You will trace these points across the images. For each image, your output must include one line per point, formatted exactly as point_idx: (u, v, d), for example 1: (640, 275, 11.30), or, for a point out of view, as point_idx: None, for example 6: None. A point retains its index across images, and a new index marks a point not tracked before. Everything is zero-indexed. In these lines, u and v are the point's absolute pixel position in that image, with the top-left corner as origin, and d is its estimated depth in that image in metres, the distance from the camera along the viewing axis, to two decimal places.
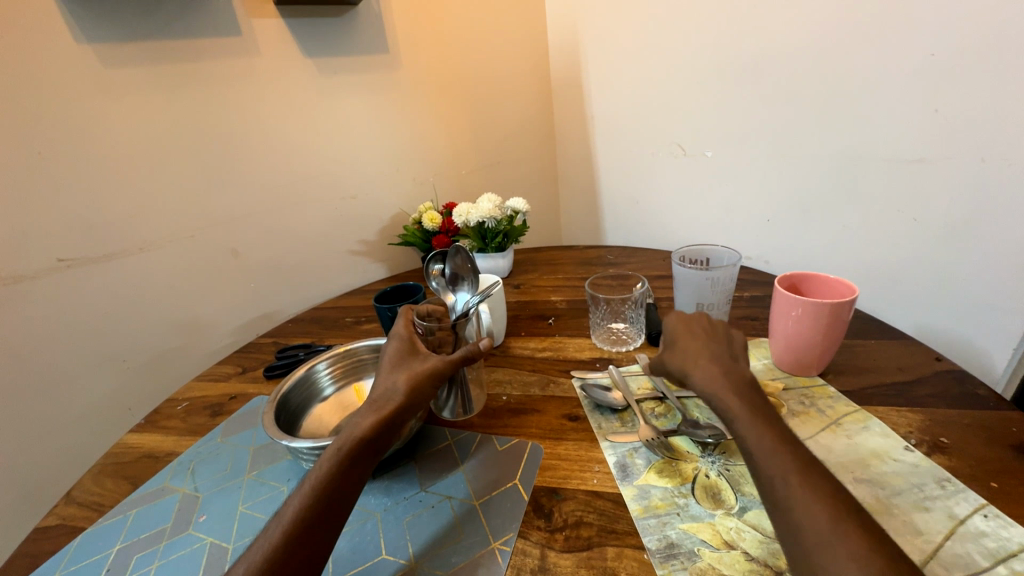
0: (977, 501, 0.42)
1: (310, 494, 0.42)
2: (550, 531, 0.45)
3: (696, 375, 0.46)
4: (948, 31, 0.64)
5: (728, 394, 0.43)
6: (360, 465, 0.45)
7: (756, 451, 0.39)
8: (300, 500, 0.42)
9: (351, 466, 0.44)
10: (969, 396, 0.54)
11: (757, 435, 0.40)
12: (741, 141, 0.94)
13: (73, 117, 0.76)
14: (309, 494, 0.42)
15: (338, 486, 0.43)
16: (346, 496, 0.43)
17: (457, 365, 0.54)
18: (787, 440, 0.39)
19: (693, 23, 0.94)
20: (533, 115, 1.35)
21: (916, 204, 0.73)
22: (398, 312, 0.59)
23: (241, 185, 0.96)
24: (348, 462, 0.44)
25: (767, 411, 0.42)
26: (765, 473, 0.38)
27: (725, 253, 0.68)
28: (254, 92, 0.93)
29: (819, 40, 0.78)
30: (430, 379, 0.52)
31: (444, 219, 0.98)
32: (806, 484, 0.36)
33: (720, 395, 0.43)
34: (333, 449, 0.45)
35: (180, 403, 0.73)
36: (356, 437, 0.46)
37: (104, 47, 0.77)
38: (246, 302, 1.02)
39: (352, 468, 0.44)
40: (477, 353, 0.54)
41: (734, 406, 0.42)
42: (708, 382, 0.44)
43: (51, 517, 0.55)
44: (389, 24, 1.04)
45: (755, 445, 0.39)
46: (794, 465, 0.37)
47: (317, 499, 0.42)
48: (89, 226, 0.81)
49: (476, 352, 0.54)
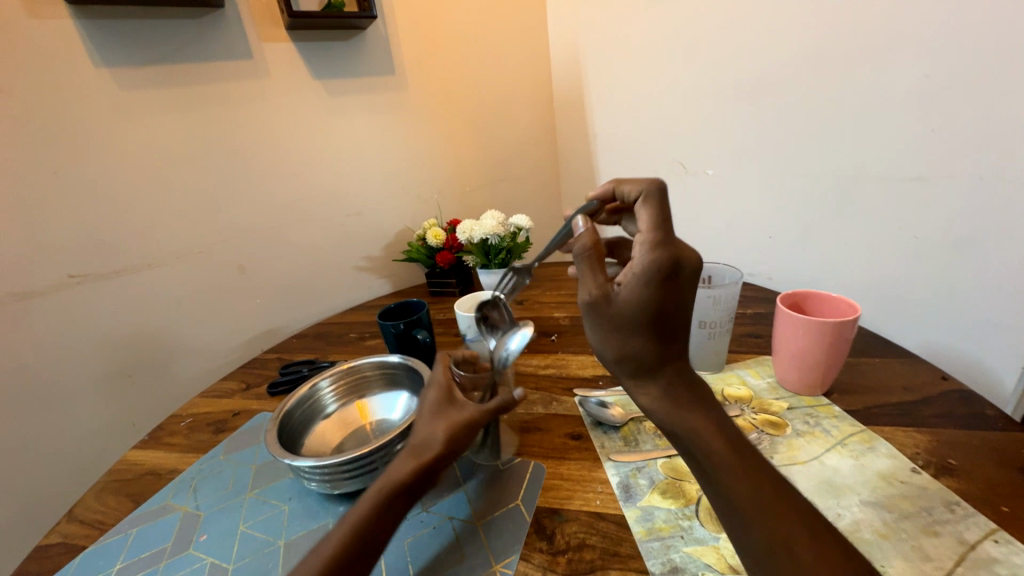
0: (987, 526, 0.41)
1: (349, 532, 0.41)
2: (552, 553, 0.44)
3: (649, 400, 0.41)
4: (940, 54, 0.66)
5: (694, 417, 0.39)
6: (395, 513, 0.44)
7: (734, 504, 0.36)
8: (338, 538, 0.41)
9: (389, 511, 0.43)
10: (977, 417, 0.53)
11: (729, 484, 0.37)
12: (741, 158, 0.95)
13: (87, 138, 0.79)
14: (348, 532, 0.41)
15: (375, 530, 0.42)
16: (382, 539, 0.42)
17: (493, 414, 0.52)
18: (762, 486, 0.36)
19: (692, 44, 0.96)
20: (537, 133, 1.37)
21: (917, 220, 0.73)
22: (437, 355, 0.57)
23: (249, 202, 0.98)
24: (388, 505, 0.43)
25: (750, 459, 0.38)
26: (751, 534, 0.35)
27: (727, 270, 0.67)
28: (264, 113, 0.95)
29: (813, 62, 0.80)
30: (468, 429, 0.49)
31: (448, 236, 1.01)
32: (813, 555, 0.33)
33: (684, 432, 0.39)
34: (374, 490, 0.44)
35: (184, 419, 0.73)
36: (397, 482, 0.45)
37: (121, 71, 0.80)
38: (252, 317, 1.03)
39: (391, 512, 0.43)
40: (511, 402, 0.53)
41: (704, 446, 0.38)
42: (651, 404, 0.41)
43: (53, 535, 0.55)
44: (396, 47, 1.07)
45: (732, 494, 0.36)
46: (796, 530, 0.34)
47: (355, 539, 0.41)
48: (100, 243, 0.83)
49: (510, 402, 0.52)
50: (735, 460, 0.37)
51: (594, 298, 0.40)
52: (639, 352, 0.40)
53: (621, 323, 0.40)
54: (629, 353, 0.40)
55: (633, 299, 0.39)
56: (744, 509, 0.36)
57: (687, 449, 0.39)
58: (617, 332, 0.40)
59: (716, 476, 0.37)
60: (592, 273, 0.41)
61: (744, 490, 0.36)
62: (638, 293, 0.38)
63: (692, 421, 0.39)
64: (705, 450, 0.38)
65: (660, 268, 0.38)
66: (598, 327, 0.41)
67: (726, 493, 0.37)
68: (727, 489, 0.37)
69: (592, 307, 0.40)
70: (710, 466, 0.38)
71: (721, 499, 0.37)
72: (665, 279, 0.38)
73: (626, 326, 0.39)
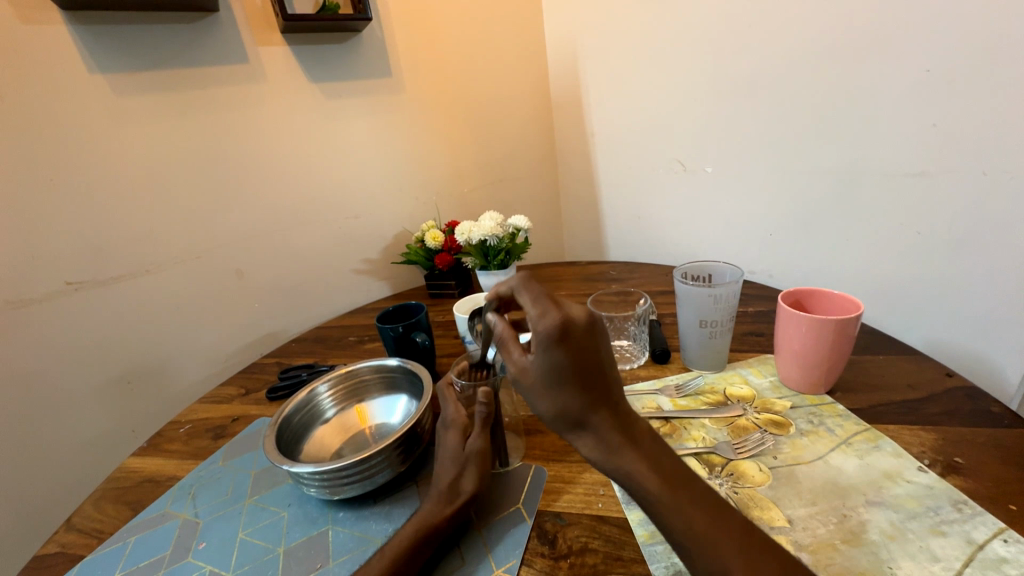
0: (995, 525, 0.40)
1: (389, 560, 0.43)
2: (554, 558, 0.44)
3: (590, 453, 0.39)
4: (939, 48, 0.65)
5: (629, 460, 0.38)
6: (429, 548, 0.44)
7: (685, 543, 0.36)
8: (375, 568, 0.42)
9: (422, 547, 0.44)
10: (983, 414, 0.53)
11: (677, 521, 0.36)
12: (740, 156, 0.95)
13: (83, 144, 0.78)
14: (384, 562, 0.43)
15: (409, 563, 0.43)
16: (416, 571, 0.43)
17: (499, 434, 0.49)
18: (701, 516, 0.36)
19: (689, 42, 0.96)
20: (535, 133, 1.36)
21: (918, 216, 0.73)
22: (436, 386, 0.58)
23: (247, 207, 0.97)
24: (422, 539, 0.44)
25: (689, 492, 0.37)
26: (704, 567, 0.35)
27: (727, 269, 0.67)
28: (260, 117, 0.95)
29: (811, 58, 0.79)
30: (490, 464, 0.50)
31: (446, 237, 1.01)
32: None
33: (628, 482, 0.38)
34: (411, 524, 0.46)
35: (183, 426, 0.73)
36: (431, 521, 0.45)
37: (117, 77, 0.80)
38: (251, 322, 1.03)
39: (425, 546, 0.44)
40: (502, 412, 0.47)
41: (647, 490, 0.37)
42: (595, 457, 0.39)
43: (51, 545, 0.54)
44: (393, 50, 1.07)
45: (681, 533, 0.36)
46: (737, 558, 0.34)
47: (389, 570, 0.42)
48: (98, 249, 0.82)
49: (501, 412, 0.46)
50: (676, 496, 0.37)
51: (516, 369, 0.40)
52: (568, 409, 0.39)
53: (542, 387, 0.39)
54: (560, 411, 0.39)
55: (541, 367, 0.38)
56: (687, 545, 0.36)
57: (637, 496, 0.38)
58: (543, 394, 0.39)
59: (665, 517, 0.37)
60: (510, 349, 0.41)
61: (682, 526, 0.36)
62: (545, 357, 0.38)
63: (627, 463, 0.38)
64: (641, 491, 0.38)
65: (550, 334, 0.37)
66: (526, 392, 0.40)
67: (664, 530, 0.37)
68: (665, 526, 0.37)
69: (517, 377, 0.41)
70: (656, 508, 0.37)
71: (674, 538, 0.36)
72: (561, 341, 0.37)
73: (548, 387, 0.39)
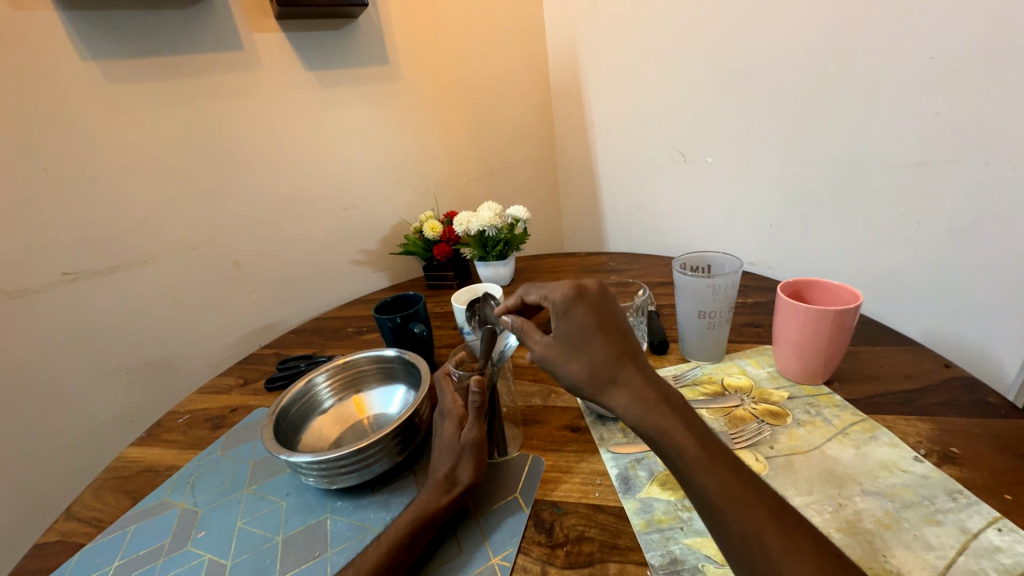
0: (990, 515, 0.40)
1: (386, 549, 0.43)
2: (551, 546, 0.44)
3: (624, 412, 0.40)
4: (946, 35, 0.64)
5: (663, 415, 0.39)
6: (426, 538, 0.45)
7: (719, 502, 0.35)
8: (373, 556, 0.43)
9: (418, 537, 0.44)
10: (980, 404, 0.53)
11: (711, 478, 0.36)
12: (741, 146, 0.94)
13: (75, 132, 0.77)
14: (381, 550, 0.43)
15: (405, 552, 0.43)
16: (413, 560, 0.43)
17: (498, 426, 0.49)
18: (732, 473, 0.36)
19: (691, 29, 0.94)
20: (534, 122, 1.35)
21: (919, 206, 0.72)
22: (433, 376, 0.56)
23: (243, 196, 0.96)
24: (418, 529, 0.44)
25: (717, 445, 0.38)
26: (738, 529, 0.34)
27: (727, 259, 0.66)
28: (255, 105, 0.93)
29: (815, 46, 0.78)
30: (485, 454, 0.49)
31: (444, 228, 1.00)
32: (785, 541, 0.33)
33: (665, 435, 0.38)
34: (407, 513, 0.46)
35: (181, 416, 0.73)
36: (426, 511, 0.46)
37: (108, 64, 0.78)
38: (249, 313, 1.03)
39: (421, 535, 0.44)
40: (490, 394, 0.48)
41: (682, 445, 0.37)
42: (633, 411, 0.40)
43: (51, 533, 0.55)
44: (389, 37, 1.05)
45: (714, 494, 0.35)
46: (766, 517, 0.34)
47: (386, 558, 0.42)
48: (94, 239, 0.82)
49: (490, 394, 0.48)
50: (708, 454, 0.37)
51: (543, 343, 0.44)
52: (599, 363, 0.42)
53: (569, 349, 0.43)
54: (593, 368, 0.42)
55: (565, 330, 0.43)
56: (719, 507, 0.35)
57: (673, 457, 0.38)
58: (574, 355, 0.43)
59: (700, 473, 0.36)
60: (532, 333, 0.46)
61: (719, 488, 0.35)
62: (567, 319, 0.43)
63: (664, 421, 0.39)
64: (676, 448, 0.37)
65: (567, 297, 0.43)
66: (557, 362, 0.43)
67: (699, 492, 0.36)
68: (700, 487, 0.36)
69: (545, 351, 0.44)
70: (687, 471, 0.37)
71: (710, 501, 0.35)
72: (576, 303, 0.43)
73: (577, 344, 0.43)
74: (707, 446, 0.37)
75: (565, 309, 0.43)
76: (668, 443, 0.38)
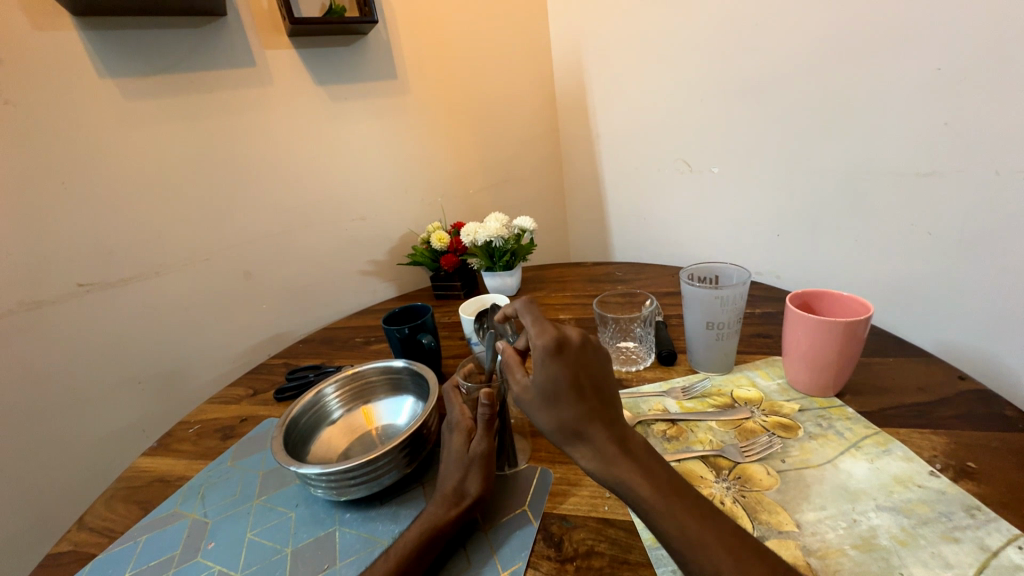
0: (1009, 532, 0.40)
1: (394, 563, 0.43)
2: (560, 561, 0.44)
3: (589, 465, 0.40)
4: (951, 47, 0.64)
5: (627, 472, 0.38)
6: (434, 553, 0.44)
7: (682, 546, 0.35)
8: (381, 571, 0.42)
9: (426, 552, 0.44)
10: (996, 418, 0.52)
11: (675, 525, 0.36)
12: (748, 157, 0.94)
13: (94, 148, 0.80)
14: (389, 565, 0.43)
15: (414, 566, 0.43)
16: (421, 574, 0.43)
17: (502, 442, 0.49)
18: (695, 517, 0.36)
19: (697, 42, 0.95)
20: (541, 134, 1.36)
21: (929, 216, 0.72)
22: (442, 388, 0.56)
23: (254, 209, 0.98)
24: (426, 544, 0.44)
25: (681, 489, 0.38)
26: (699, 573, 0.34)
27: (734, 270, 0.66)
28: (267, 120, 0.96)
29: (819, 58, 0.79)
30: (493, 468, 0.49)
31: (452, 238, 1.01)
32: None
33: (626, 489, 0.38)
34: (415, 527, 0.46)
35: (192, 426, 0.74)
36: (433, 525, 0.46)
37: (126, 81, 0.81)
38: (259, 323, 1.04)
39: (429, 550, 0.44)
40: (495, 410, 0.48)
41: (644, 497, 0.37)
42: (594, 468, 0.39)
43: (63, 543, 0.55)
44: (398, 52, 1.07)
45: (676, 540, 0.36)
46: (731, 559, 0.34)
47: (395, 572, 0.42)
48: (109, 251, 0.84)
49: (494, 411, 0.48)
50: (672, 501, 0.37)
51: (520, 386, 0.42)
52: (566, 421, 0.40)
53: (542, 401, 0.40)
54: (561, 424, 0.40)
55: (540, 382, 0.40)
56: (682, 549, 0.35)
57: (636, 505, 0.38)
58: (545, 406, 0.40)
59: (662, 521, 0.36)
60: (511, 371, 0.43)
61: (681, 532, 0.36)
62: (544, 374, 0.39)
63: (626, 474, 0.38)
64: (638, 499, 0.38)
65: (547, 348, 0.39)
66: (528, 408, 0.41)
67: (661, 537, 0.37)
68: (662, 532, 0.37)
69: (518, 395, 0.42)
70: (652, 516, 0.37)
71: (673, 544, 0.36)
72: (557, 356, 0.39)
73: (549, 399, 0.40)
74: (672, 492, 0.37)
75: (543, 363, 0.39)
76: (630, 497, 0.38)
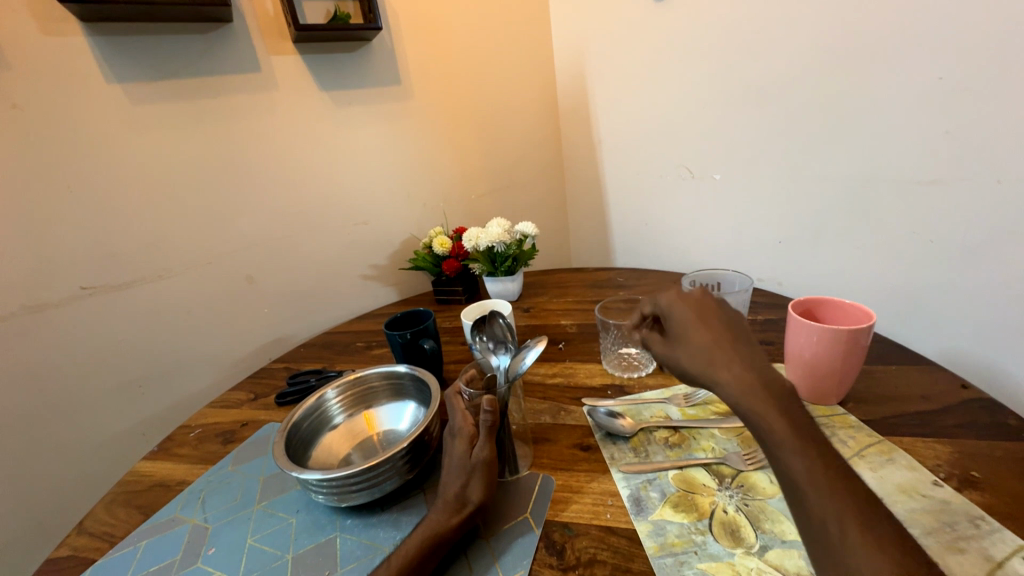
0: (1015, 543, 0.39)
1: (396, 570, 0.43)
2: (562, 569, 0.43)
3: (723, 385, 0.41)
4: (952, 56, 0.65)
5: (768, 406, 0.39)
6: (435, 560, 0.44)
7: (804, 485, 0.36)
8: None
9: (426, 559, 0.44)
10: (1000, 427, 0.52)
11: (800, 464, 0.36)
12: (749, 164, 0.95)
13: (99, 151, 0.80)
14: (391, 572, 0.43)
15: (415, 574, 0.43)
16: None
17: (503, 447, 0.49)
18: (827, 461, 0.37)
19: (699, 50, 0.96)
20: (543, 140, 1.37)
21: (931, 224, 0.72)
22: (444, 395, 0.55)
23: (257, 213, 0.98)
24: (427, 551, 0.44)
25: (812, 432, 0.38)
26: (813, 509, 0.35)
27: (737, 277, 0.66)
28: (272, 125, 0.96)
29: (820, 67, 0.79)
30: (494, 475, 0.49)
31: (454, 244, 1.01)
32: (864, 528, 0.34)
33: (760, 417, 0.38)
34: (416, 534, 0.46)
35: (193, 430, 0.74)
36: (434, 531, 0.45)
37: (132, 85, 0.81)
38: (260, 327, 1.04)
39: (429, 557, 0.44)
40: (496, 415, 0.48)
41: (783, 434, 0.37)
42: (739, 387, 0.40)
43: (63, 548, 0.55)
44: (402, 59, 1.08)
45: (802, 477, 0.36)
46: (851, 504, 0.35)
47: None
48: (113, 254, 0.84)
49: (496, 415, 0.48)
50: (810, 445, 0.37)
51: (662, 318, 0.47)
52: (712, 345, 0.43)
53: (688, 322, 0.45)
54: (704, 346, 0.43)
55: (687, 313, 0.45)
56: (801, 486, 0.36)
57: (768, 437, 0.38)
58: (694, 331, 0.44)
59: (788, 457, 0.37)
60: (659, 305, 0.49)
61: (805, 470, 0.36)
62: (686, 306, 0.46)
63: (765, 409, 0.39)
64: (772, 432, 0.38)
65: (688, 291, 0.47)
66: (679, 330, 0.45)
67: (784, 472, 0.37)
68: (787, 468, 0.37)
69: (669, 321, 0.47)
70: (779, 452, 0.37)
71: (797, 481, 0.36)
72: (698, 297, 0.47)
73: (696, 323, 0.44)
74: (807, 434, 0.38)
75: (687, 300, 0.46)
76: (766, 426, 0.38)
